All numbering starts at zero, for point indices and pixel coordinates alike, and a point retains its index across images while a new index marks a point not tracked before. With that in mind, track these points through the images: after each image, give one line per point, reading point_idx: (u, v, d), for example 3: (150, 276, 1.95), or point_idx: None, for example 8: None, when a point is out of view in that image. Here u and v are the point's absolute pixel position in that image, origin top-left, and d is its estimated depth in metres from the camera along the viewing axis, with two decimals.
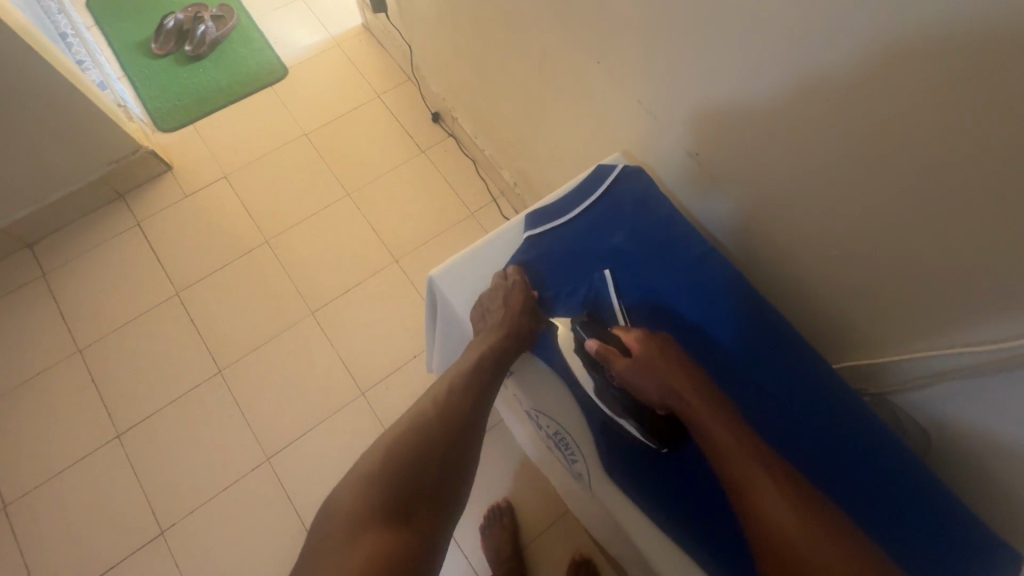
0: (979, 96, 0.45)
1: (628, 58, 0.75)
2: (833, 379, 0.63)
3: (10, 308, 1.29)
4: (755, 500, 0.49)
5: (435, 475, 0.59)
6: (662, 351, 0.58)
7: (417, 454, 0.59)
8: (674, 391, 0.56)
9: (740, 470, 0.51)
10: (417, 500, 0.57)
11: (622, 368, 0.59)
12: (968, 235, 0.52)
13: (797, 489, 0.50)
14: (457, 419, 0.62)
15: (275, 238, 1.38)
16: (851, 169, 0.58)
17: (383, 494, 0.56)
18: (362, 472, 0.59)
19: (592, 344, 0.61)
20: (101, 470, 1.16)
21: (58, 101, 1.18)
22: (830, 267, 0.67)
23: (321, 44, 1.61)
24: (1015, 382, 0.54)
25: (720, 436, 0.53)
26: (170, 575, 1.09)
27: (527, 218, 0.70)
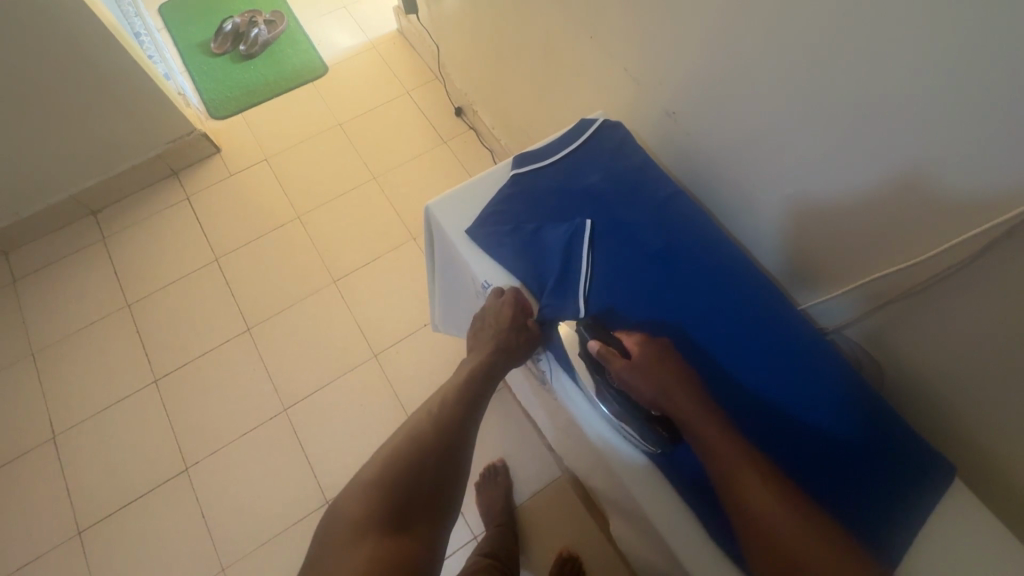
0: (882, 32, 0.52)
1: (616, 30, 0.84)
2: (784, 306, 0.66)
3: (72, 266, 1.46)
4: (744, 501, 0.49)
5: (431, 482, 0.64)
6: (659, 357, 0.59)
7: (414, 461, 0.64)
8: (666, 394, 0.57)
9: (734, 470, 0.51)
10: (414, 507, 0.62)
11: (621, 369, 0.60)
12: (897, 166, 0.57)
13: (785, 486, 0.50)
14: (451, 428, 0.68)
15: (306, 214, 1.51)
16: (798, 112, 0.64)
17: (382, 502, 0.61)
18: (364, 479, 0.64)
19: (595, 343, 0.63)
20: (139, 410, 1.29)
21: (129, 84, 1.35)
22: (793, 213, 0.72)
23: (359, 46, 1.78)
24: (947, 292, 0.57)
25: (709, 442, 0.53)
26: (191, 507, 1.19)
27: (515, 161, 0.79)
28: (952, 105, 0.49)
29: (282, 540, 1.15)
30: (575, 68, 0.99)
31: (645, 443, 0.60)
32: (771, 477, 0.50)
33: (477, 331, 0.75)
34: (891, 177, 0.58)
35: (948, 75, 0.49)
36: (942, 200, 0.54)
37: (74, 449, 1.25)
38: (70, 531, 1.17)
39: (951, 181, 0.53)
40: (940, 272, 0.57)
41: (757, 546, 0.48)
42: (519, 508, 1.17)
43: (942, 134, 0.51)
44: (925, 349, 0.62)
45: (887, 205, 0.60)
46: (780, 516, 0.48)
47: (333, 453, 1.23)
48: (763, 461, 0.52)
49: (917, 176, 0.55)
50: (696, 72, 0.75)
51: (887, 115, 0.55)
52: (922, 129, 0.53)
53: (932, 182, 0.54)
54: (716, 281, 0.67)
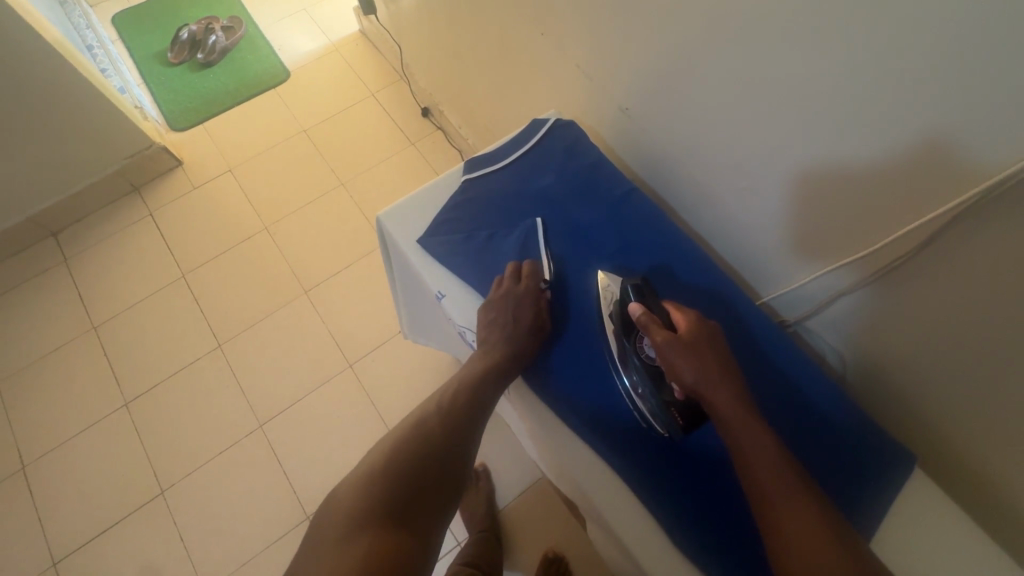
0: (820, 21, 0.51)
1: (568, 27, 0.83)
2: (739, 297, 0.66)
3: (34, 290, 1.42)
4: (779, 511, 0.44)
5: (435, 474, 0.56)
6: (704, 340, 0.54)
7: (420, 455, 0.56)
8: (707, 380, 0.52)
9: (773, 474, 0.46)
10: (417, 501, 0.53)
11: (661, 339, 0.55)
12: (913, 130, 0.49)
13: (826, 506, 0.45)
14: (454, 420, 0.61)
15: (273, 225, 1.48)
16: (775, 76, 0.59)
17: (382, 492, 0.52)
18: (359, 471, 0.55)
19: (638, 309, 0.58)
20: (111, 434, 1.26)
21: (83, 101, 1.31)
22: (795, 193, 0.64)
23: (320, 49, 1.74)
24: (899, 283, 0.57)
25: (740, 433, 0.49)
26: (168, 530, 1.17)
27: (467, 165, 0.76)
28: (954, 65, 0.44)
29: (264, 558, 1.14)
30: (532, 65, 0.98)
31: (652, 425, 0.59)
32: (806, 484, 0.46)
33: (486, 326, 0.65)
34: (911, 145, 0.50)
35: (953, 41, 0.43)
36: (963, 168, 0.47)
37: (45, 478, 1.22)
38: (45, 563, 1.14)
39: (971, 147, 0.46)
40: (908, 252, 0.55)
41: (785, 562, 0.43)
42: (503, 510, 1.16)
43: (967, 95, 0.44)
44: (885, 336, 0.62)
45: (889, 175, 0.53)
46: (807, 521, 0.43)
47: (312, 467, 1.21)
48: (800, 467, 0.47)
49: (937, 141, 0.48)
50: (651, 64, 0.73)
51: (904, 78, 0.48)
52: (940, 87, 0.46)
53: (956, 148, 0.47)
54: (672, 280, 0.67)
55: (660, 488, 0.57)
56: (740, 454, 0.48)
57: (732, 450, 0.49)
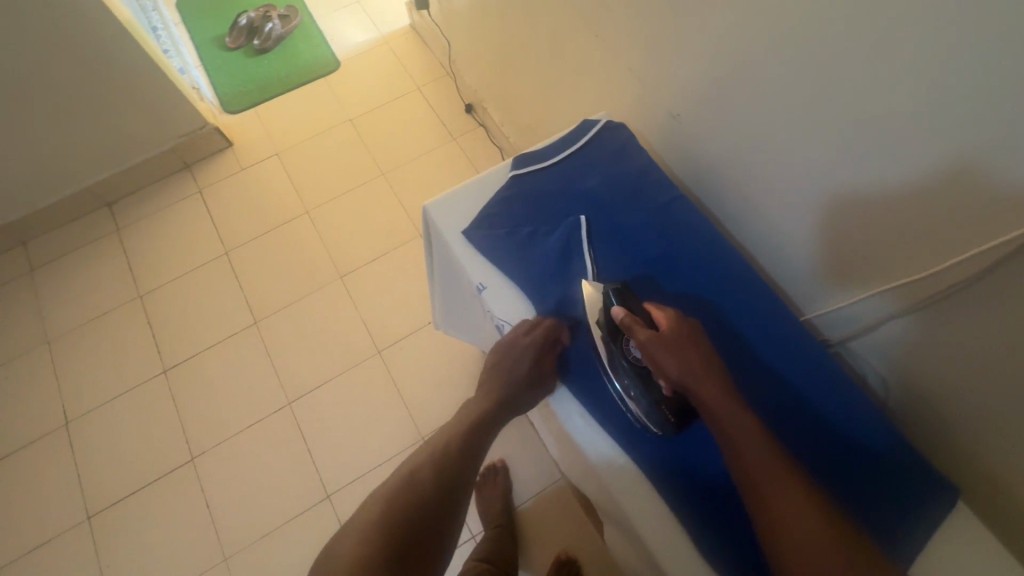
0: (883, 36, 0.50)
1: (622, 30, 0.83)
2: (781, 310, 0.65)
3: (87, 256, 1.49)
4: (775, 501, 0.47)
5: (430, 523, 0.61)
6: (685, 336, 0.56)
7: (423, 496, 0.62)
8: (693, 376, 0.54)
9: (767, 465, 0.48)
10: (413, 549, 0.58)
11: (645, 339, 0.57)
12: (950, 152, 0.50)
13: (817, 493, 0.47)
14: (453, 467, 0.66)
15: (314, 210, 1.52)
16: (818, 95, 0.59)
17: (381, 543, 0.57)
18: (360, 519, 0.60)
19: (621, 311, 0.60)
20: (148, 398, 1.31)
21: (145, 79, 1.37)
22: (824, 212, 0.65)
23: (371, 41, 1.78)
24: (953, 310, 0.55)
25: (730, 429, 0.51)
26: (195, 496, 1.21)
27: (515, 161, 0.77)
28: (994, 89, 0.44)
29: (284, 531, 1.17)
30: (582, 66, 0.98)
31: (648, 425, 0.60)
32: (793, 470, 0.48)
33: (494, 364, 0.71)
34: (940, 166, 0.51)
35: (995, 67, 0.44)
36: (996, 191, 0.48)
37: (85, 436, 1.28)
38: (79, 516, 1.20)
39: (1008, 171, 0.46)
40: (932, 270, 0.56)
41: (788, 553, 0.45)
42: (519, 507, 1.17)
43: (1002, 120, 0.45)
44: (930, 362, 0.60)
45: (923, 196, 0.54)
46: (800, 507, 0.46)
47: (336, 448, 1.24)
48: (784, 454, 0.50)
49: (969, 163, 0.49)
50: (701, 71, 0.73)
51: (943, 101, 0.48)
52: (974, 109, 0.46)
53: (988, 171, 0.48)
54: (715, 291, 0.66)
55: (688, 495, 0.57)
56: (732, 450, 0.50)
57: (725, 445, 0.51)
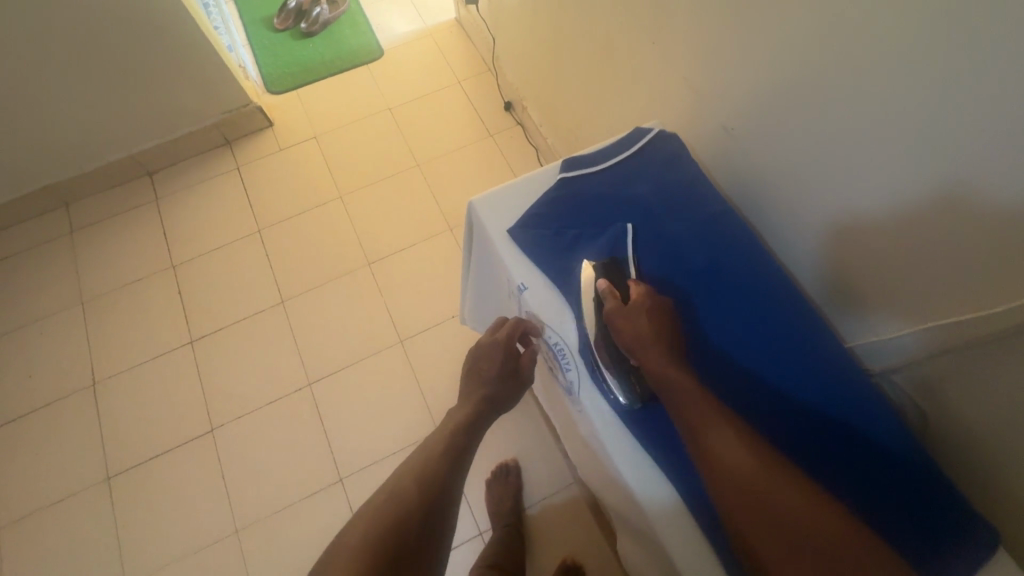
0: (954, 69, 0.49)
1: (678, 39, 0.82)
2: (821, 332, 0.64)
3: (124, 223, 1.52)
4: (714, 448, 0.50)
5: (417, 529, 0.57)
6: (649, 307, 0.62)
7: (406, 504, 0.58)
8: (642, 342, 0.59)
9: (704, 418, 0.52)
10: (403, 559, 0.54)
11: (611, 309, 0.62)
12: (978, 194, 0.51)
13: (756, 441, 0.51)
14: (441, 469, 0.63)
15: (348, 195, 1.53)
16: (861, 127, 0.60)
17: (366, 558, 0.52)
18: (338, 543, 0.55)
19: (602, 283, 0.64)
20: (174, 367, 1.34)
21: (195, 53, 1.40)
22: (831, 235, 0.70)
23: (416, 32, 1.78)
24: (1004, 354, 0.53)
25: (673, 389, 0.55)
26: (212, 467, 1.23)
27: (565, 164, 0.77)
28: (990, 125, 0.48)
29: (295, 510, 1.18)
30: (632, 73, 0.97)
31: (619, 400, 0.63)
32: (729, 418, 0.52)
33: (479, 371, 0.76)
34: (932, 192, 0.55)
35: None
36: (983, 218, 0.51)
37: (111, 398, 1.31)
38: (99, 475, 1.23)
39: (995, 200, 0.50)
40: (973, 313, 0.56)
41: (728, 492, 0.48)
42: (528, 508, 1.17)
43: (994, 153, 0.48)
44: (973, 400, 0.58)
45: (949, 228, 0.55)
46: (734, 447, 0.50)
47: (351, 432, 1.25)
48: (726, 409, 0.53)
49: (959, 190, 0.53)
50: (754, 88, 0.72)
51: (943, 132, 0.52)
52: (968, 141, 0.50)
53: (976, 199, 0.51)
54: (759, 312, 0.65)
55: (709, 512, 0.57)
56: (672, 406, 0.55)
57: (670, 404, 0.55)
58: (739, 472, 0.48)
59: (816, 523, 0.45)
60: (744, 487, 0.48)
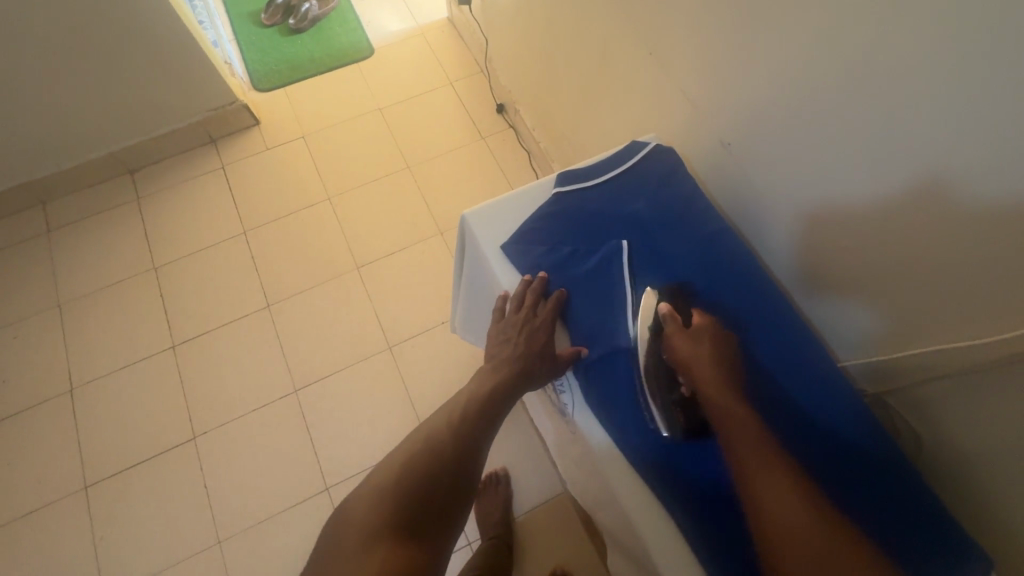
0: (961, 91, 0.48)
1: (678, 50, 0.81)
2: (819, 354, 0.64)
3: (104, 222, 1.47)
4: (765, 494, 0.47)
5: (446, 485, 0.61)
6: (711, 339, 0.59)
7: (438, 461, 0.62)
8: (703, 372, 0.57)
9: (759, 460, 0.49)
10: (432, 510, 0.59)
11: (672, 333, 0.60)
12: (986, 218, 0.50)
13: (814, 495, 0.46)
14: (468, 435, 0.65)
15: (336, 197, 1.50)
16: (864, 138, 0.59)
17: (399, 506, 0.58)
18: (376, 484, 0.61)
19: (666, 306, 0.62)
20: (155, 373, 1.30)
21: (179, 49, 1.36)
22: (804, 223, 0.71)
23: (408, 31, 1.76)
24: (1004, 378, 0.53)
25: (732, 426, 0.52)
26: (194, 475, 1.20)
27: (560, 178, 0.76)
28: (971, 121, 0.48)
29: (279, 519, 1.16)
30: (628, 82, 0.96)
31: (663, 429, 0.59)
32: (790, 467, 0.48)
33: (498, 344, 0.71)
34: (911, 182, 0.56)
35: None
36: (961, 209, 0.52)
37: (89, 404, 1.27)
38: (77, 484, 1.19)
39: (972, 191, 0.50)
40: (975, 339, 0.55)
41: (775, 543, 0.45)
42: (517, 517, 1.16)
43: (973, 146, 0.49)
44: (971, 425, 0.58)
45: (954, 250, 0.54)
46: (788, 498, 0.46)
47: (338, 440, 1.23)
48: (786, 457, 0.49)
49: (937, 180, 0.53)
50: (754, 102, 0.72)
51: (924, 126, 0.52)
52: (949, 135, 0.50)
53: (954, 190, 0.52)
54: (757, 331, 0.64)
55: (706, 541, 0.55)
56: (727, 443, 0.51)
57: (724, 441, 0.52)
58: (791, 524, 0.44)
59: None
60: (792, 541, 0.44)
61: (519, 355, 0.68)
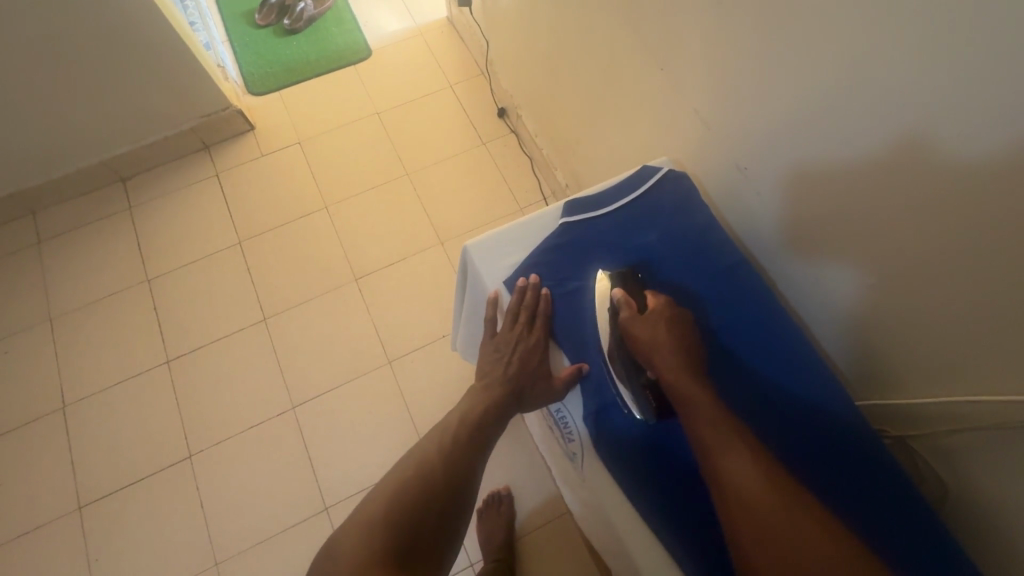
0: (998, 135, 0.46)
1: (693, 67, 0.78)
2: (840, 398, 0.62)
3: (96, 232, 1.44)
4: (726, 466, 0.50)
5: (435, 516, 0.61)
6: (668, 319, 0.62)
7: (429, 491, 0.62)
8: (660, 353, 0.60)
9: (718, 435, 0.52)
10: (420, 542, 0.59)
11: (628, 318, 0.63)
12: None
13: (771, 464, 0.50)
14: (459, 462, 0.65)
15: (334, 205, 1.46)
16: (868, 121, 0.57)
17: (387, 537, 0.57)
18: (364, 513, 0.60)
19: (620, 292, 0.65)
20: (150, 389, 1.27)
21: (170, 54, 1.31)
22: (787, 181, 0.71)
23: (406, 31, 1.70)
24: None
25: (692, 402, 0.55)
26: (190, 495, 1.18)
27: (566, 207, 0.74)
28: (958, 74, 0.47)
29: (278, 541, 1.13)
30: (638, 95, 0.92)
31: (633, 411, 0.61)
32: (744, 439, 0.52)
33: (494, 359, 0.70)
34: (892, 139, 0.55)
35: None
36: (944, 161, 0.51)
37: (83, 422, 1.24)
38: (71, 505, 1.17)
39: (955, 141, 0.50)
40: (1009, 394, 0.53)
41: (739, 512, 0.48)
42: (520, 538, 1.13)
43: (955, 100, 0.48)
44: (1003, 479, 0.56)
45: (991, 295, 0.52)
46: (748, 470, 0.49)
47: (337, 459, 1.20)
48: (742, 431, 0.53)
49: (919, 135, 0.53)
50: (772, 126, 0.70)
51: (912, 91, 0.52)
52: (934, 89, 0.50)
53: (936, 142, 0.51)
54: (768, 372, 0.63)
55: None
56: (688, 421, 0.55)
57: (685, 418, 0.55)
58: (752, 492, 0.48)
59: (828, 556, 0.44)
60: (755, 508, 0.47)
61: (513, 375, 0.68)
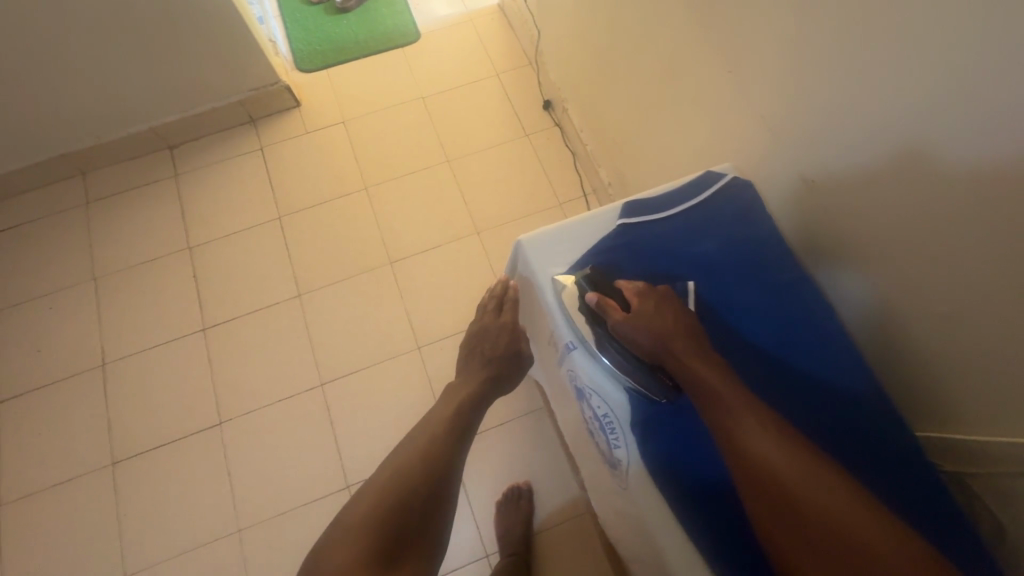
0: None
1: (762, 70, 0.75)
2: (909, 435, 0.58)
3: (141, 197, 1.47)
4: (746, 446, 0.50)
5: (421, 505, 0.64)
6: (658, 304, 0.61)
7: (410, 484, 0.65)
8: (664, 341, 0.58)
9: (733, 416, 0.52)
10: (409, 529, 0.62)
11: (618, 318, 0.61)
12: None
13: (794, 439, 0.50)
14: (443, 451, 0.69)
15: (373, 187, 1.47)
16: (871, 127, 0.62)
17: (377, 530, 0.60)
18: (348, 513, 0.62)
19: (593, 296, 0.64)
20: (186, 354, 1.30)
21: (225, 25, 1.32)
22: (843, 203, 0.70)
23: (456, 16, 1.69)
24: None
25: (708, 386, 0.54)
26: (217, 461, 1.20)
27: (625, 207, 0.73)
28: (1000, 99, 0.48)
29: (299, 513, 1.15)
30: (698, 97, 0.90)
31: (650, 394, 0.62)
32: (767, 416, 0.52)
33: (468, 356, 0.83)
34: (897, 151, 0.59)
35: None
36: (945, 171, 0.55)
37: (119, 381, 1.28)
38: (104, 460, 1.21)
39: (958, 154, 0.53)
40: None
41: (764, 493, 0.48)
42: (538, 534, 1.13)
43: (962, 116, 0.52)
44: None
45: None
46: (775, 453, 0.49)
47: (361, 440, 1.21)
48: (760, 405, 0.53)
49: (917, 148, 0.57)
50: (838, 139, 0.67)
51: (916, 109, 0.56)
52: (947, 105, 0.53)
53: (938, 155, 0.55)
54: (834, 406, 0.60)
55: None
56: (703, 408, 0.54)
57: (699, 401, 0.55)
58: (779, 476, 0.47)
59: (872, 534, 0.44)
60: (784, 491, 0.47)
61: (489, 358, 0.82)
